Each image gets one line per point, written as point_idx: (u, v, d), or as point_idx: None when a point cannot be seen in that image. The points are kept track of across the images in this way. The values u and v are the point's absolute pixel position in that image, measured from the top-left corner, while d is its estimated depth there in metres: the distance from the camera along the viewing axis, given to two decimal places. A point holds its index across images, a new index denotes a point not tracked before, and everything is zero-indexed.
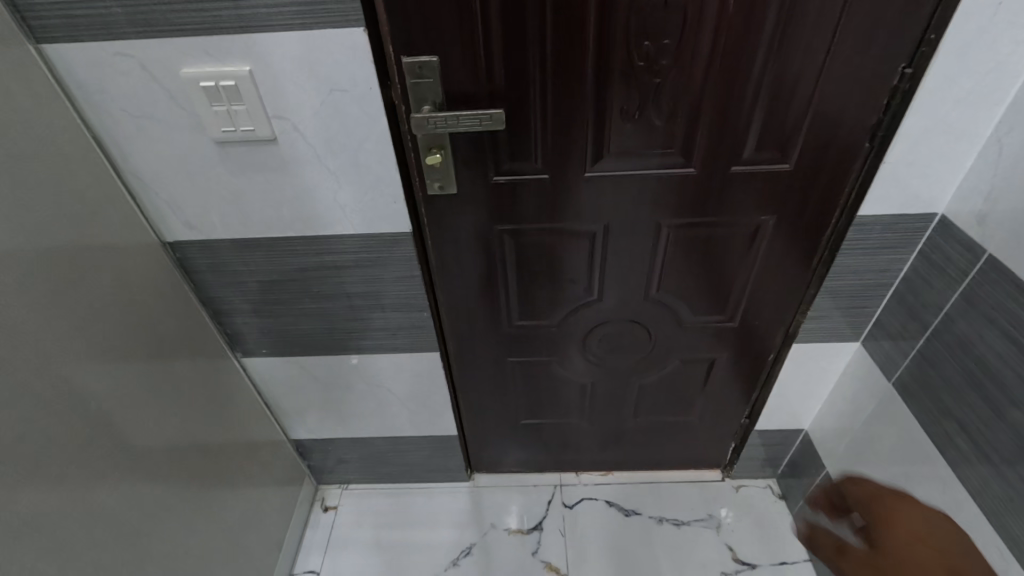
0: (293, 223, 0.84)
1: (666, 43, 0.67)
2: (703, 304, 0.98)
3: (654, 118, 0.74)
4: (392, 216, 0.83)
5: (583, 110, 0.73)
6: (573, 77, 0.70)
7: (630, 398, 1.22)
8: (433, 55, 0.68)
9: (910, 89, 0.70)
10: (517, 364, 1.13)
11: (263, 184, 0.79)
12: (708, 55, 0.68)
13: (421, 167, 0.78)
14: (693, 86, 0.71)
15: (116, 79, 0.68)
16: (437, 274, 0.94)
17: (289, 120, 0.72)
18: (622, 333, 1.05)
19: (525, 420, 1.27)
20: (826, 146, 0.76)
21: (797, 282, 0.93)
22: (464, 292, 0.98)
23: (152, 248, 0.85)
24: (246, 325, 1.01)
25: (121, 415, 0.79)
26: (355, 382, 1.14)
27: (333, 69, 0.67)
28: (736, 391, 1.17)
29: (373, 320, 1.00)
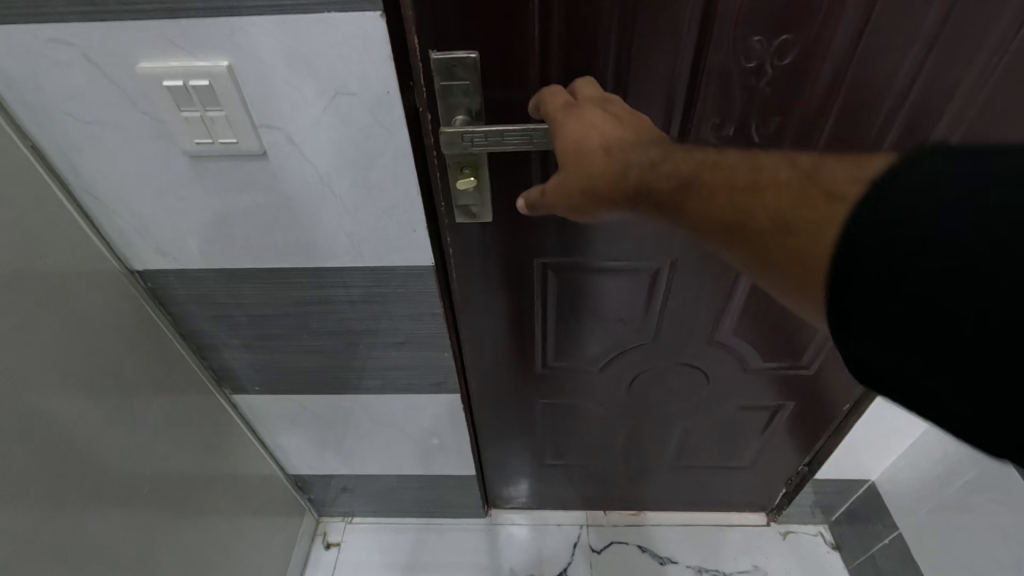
0: (288, 253, 0.68)
1: (787, 37, 0.50)
2: (777, 350, 0.83)
3: (753, 136, 0.57)
4: (410, 248, 0.67)
5: (662, 123, 0.56)
6: (653, 82, 0.53)
7: (674, 443, 1.07)
8: (472, 51, 0.52)
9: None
10: (548, 406, 0.98)
11: (250, 207, 0.63)
12: (841, 55, 0.51)
13: (449, 190, 0.62)
14: (811, 97, 0.54)
15: (53, 73, 0.52)
16: (462, 310, 0.79)
17: (281, 130, 0.56)
18: (674, 378, 0.90)
19: (552, 460, 1.13)
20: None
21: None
22: (492, 330, 0.82)
23: (113, 277, 0.70)
24: (235, 360, 0.86)
25: (64, 487, 0.65)
26: (361, 420, 0.99)
27: (338, 66, 0.51)
28: (798, 438, 1.02)
29: (384, 359, 0.85)
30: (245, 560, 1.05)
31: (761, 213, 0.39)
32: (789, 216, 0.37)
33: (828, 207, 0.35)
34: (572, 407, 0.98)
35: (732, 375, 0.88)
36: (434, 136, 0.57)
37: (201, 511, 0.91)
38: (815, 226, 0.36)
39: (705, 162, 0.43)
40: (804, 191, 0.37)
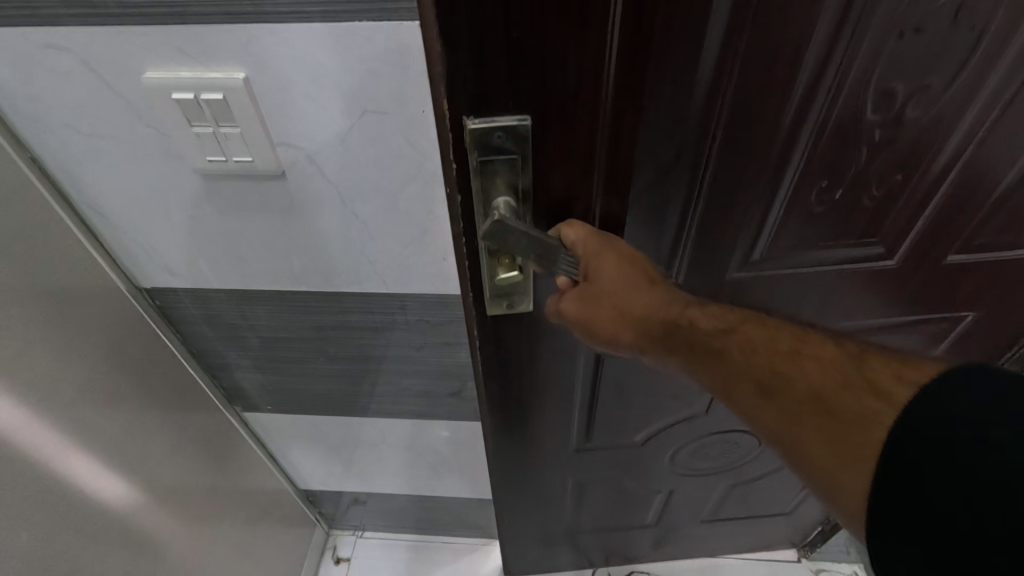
0: (305, 278, 0.63)
1: (930, 84, 0.43)
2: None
3: (864, 203, 0.50)
4: (440, 276, 0.61)
5: (761, 196, 0.48)
6: (755, 155, 0.45)
7: (714, 498, 1.01)
8: (521, 114, 0.38)
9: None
10: (582, 485, 0.91)
11: (265, 228, 0.57)
12: (982, 104, 0.44)
13: (482, 283, 0.48)
14: (938, 157, 0.48)
15: (50, 82, 0.46)
16: (496, 424, 0.70)
17: (303, 150, 0.50)
18: (721, 434, 0.85)
19: (578, 531, 1.06)
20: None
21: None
22: (530, 432, 0.74)
23: (119, 297, 0.65)
24: (247, 380, 0.81)
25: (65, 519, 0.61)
26: (377, 443, 0.94)
27: (368, 81, 0.44)
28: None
29: (404, 385, 0.79)
30: None
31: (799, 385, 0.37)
32: (831, 396, 0.35)
33: (864, 394, 0.33)
34: (609, 482, 0.92)
35: None
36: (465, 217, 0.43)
37: (206, 534, 0.87)
38: (856, 409, 0.33)
39: (730, 314, 0.42)
40: (843, 369, 0.35)
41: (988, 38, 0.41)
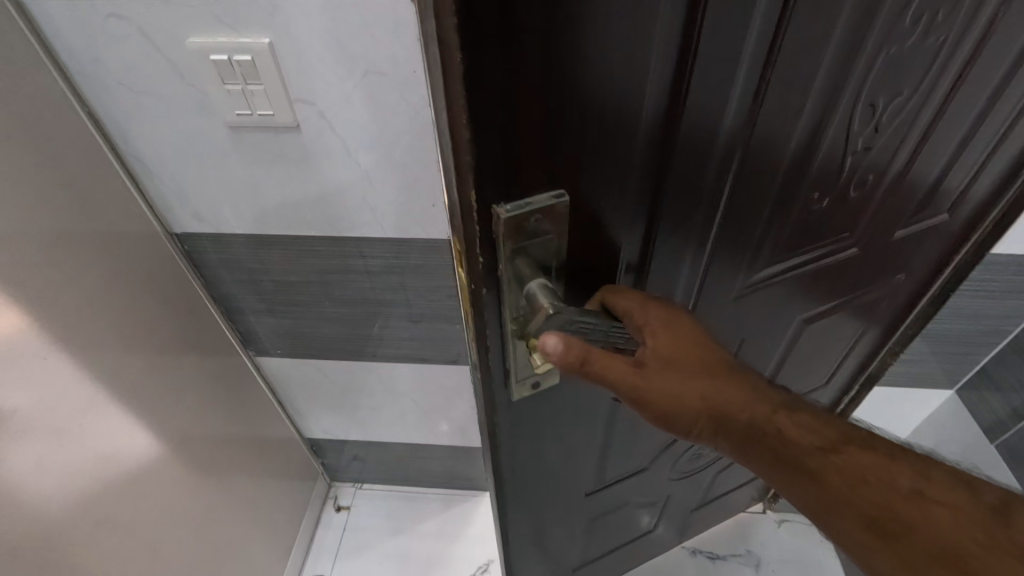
0: (315, 224, 0.73)
1: (897, 94, 0.52)
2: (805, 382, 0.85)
3: (841, 198, 0.58)
4: (430, 222, 0.72)
5: (766, 208, 0.55)
6: (766, 176, 0.52)
7: (704, 488, 1.10)
8: (555, 194, 0.42)
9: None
10: (593, 519, 0.95)
11: (281, 177, 0.68)
12: (933, 109, 0.54)
13: (514, 361, 0.52)
14: (897, 153, 0.57)
15: (110, 46, 0.57)
16: (531, 473, 0.72)
17: (315, 106, 0.60)
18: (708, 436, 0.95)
19: (589, 564, 1.08)
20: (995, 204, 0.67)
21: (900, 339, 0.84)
22: (555, 477, 0.77)
23: (156, 240, 0.75)
24: (261, 325, 0.92)
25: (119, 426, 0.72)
26: (376, 389, 1.05)
27: (369, 47, 0.55)
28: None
29: (401, 329, 0.90)
30: (263, 515, 1.12)
31: (906, 515, 0.45)
32: (939, 534, 0.44)
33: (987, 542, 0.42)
34: (618, 506, 0.97)
35: None
36: (498, 306, 0.47)
37: (223, 465, 0.98)
38: (964, 547, 0.43)
39: (834, 433, 0.50)
40: (961, 502, 0.45)
41: (941, 57, 0.50)
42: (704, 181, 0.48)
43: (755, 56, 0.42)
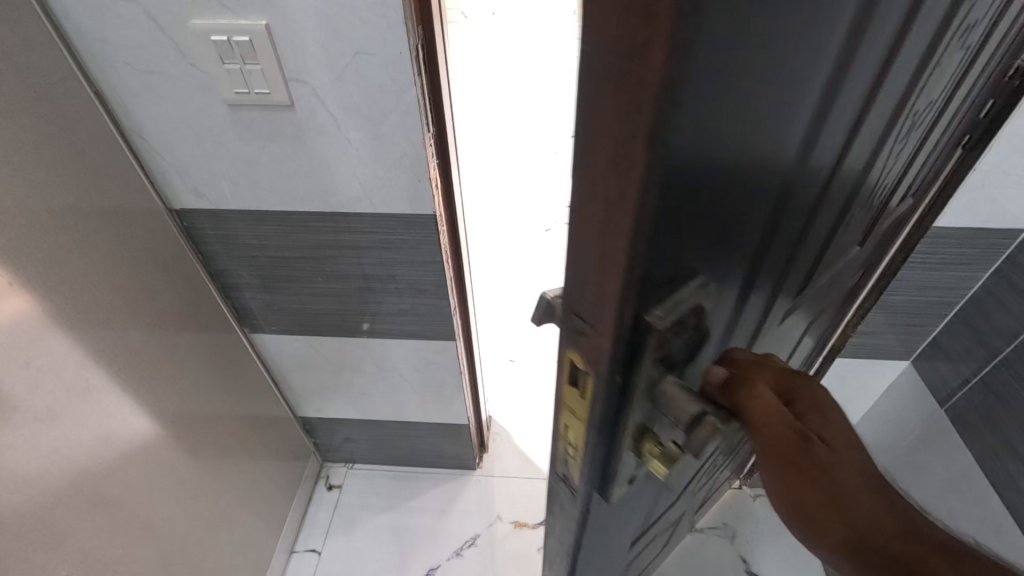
0: (308, 199, 0.78)
1: (930, 100, 0.48)
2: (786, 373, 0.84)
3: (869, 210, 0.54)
4: (416, 197, 0.76)
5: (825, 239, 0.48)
6: (837, 204, 0.45)
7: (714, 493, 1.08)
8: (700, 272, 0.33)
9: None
10: (635, 562, 0.86)
11: (277, 153, 0.72)
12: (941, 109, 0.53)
13: (621, 463, 0.42)
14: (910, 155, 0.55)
15: (118, 27, 0.61)
16: (595, 552, 0.61)
17: (307, 85, 0.65)
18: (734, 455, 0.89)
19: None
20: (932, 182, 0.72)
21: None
22: (618, 545, 0.66)
23: (157, 215, 0.80)
24: (256, 300, 0.96)
25: (119, 390, 0.76)
26: (367, 366, 1.09)
27: (358, 29, 0.60)
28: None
29: (391, 305, 0.94)
30: (258, 489, 1.16)
31: None
32: None
33: None
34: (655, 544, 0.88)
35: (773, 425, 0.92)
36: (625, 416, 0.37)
37: (219, 437, 1.02)
38: None
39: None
40: None
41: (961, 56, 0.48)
42: (800, 226, 0.41)
43: (868, 70, 0.35)
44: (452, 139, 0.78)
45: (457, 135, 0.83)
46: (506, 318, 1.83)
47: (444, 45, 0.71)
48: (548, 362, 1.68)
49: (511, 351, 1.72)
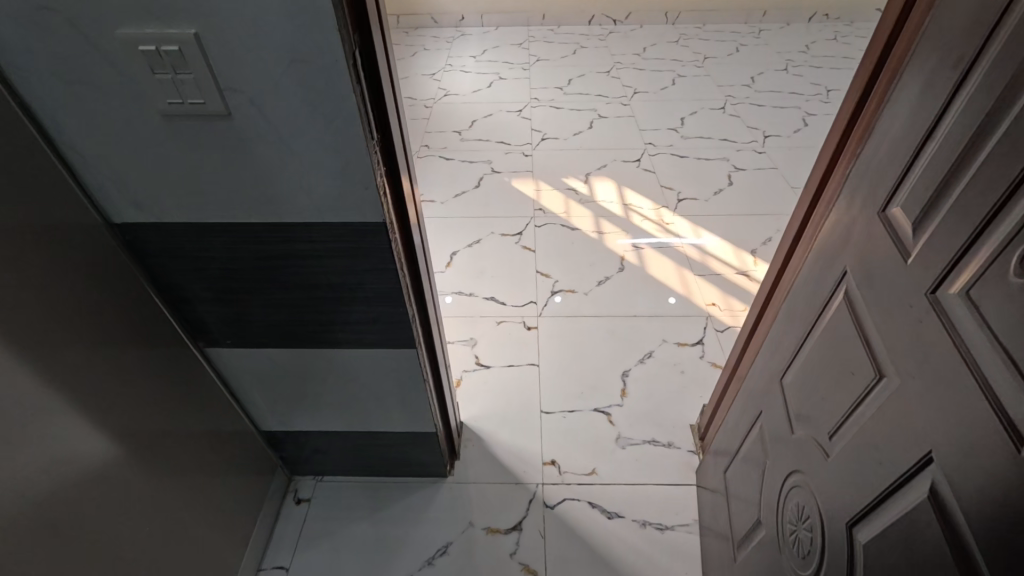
0: (254, 210, 0.76)
1: None
2: (798, 400, 0.81)
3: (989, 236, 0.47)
4: (364, 204, 0.75)
5: None
6: None
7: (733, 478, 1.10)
8: None
9: (881, 79, 0.68)
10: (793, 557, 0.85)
11: (219, 164, 0.71)
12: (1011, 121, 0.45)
13: None
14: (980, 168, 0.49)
15: (43, 39, 0.59)
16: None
17: (243, 94, 0.64)
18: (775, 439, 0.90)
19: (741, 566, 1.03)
20: (849, 181, 0.71)
21: (786, 304, 0.89)
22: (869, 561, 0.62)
23: (96, 231, 0.77)
24: (209, 314, 0.94)
25: (62, 409, 0.74)
26: (327, 376, 1.08)
27: (291, 36, 0.59)
28: (742, 411, 1.08)
29: (347, 315, 0.93)
30: (222, 505, 1.14)
31: None
32: None
33: None
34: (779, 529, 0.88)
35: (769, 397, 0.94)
36: None
37: (178, 457, 0.99)
38: None
39: None
40: None
41: None
42: None
43: None
44: (398, 141, 0.78)
45: (405, 139, 0.82)
46: (476, 322, 1.82)
47: (384, 50, 0.70)
48: (518, 366, 1.68)
49: (481, 356, 1.71)
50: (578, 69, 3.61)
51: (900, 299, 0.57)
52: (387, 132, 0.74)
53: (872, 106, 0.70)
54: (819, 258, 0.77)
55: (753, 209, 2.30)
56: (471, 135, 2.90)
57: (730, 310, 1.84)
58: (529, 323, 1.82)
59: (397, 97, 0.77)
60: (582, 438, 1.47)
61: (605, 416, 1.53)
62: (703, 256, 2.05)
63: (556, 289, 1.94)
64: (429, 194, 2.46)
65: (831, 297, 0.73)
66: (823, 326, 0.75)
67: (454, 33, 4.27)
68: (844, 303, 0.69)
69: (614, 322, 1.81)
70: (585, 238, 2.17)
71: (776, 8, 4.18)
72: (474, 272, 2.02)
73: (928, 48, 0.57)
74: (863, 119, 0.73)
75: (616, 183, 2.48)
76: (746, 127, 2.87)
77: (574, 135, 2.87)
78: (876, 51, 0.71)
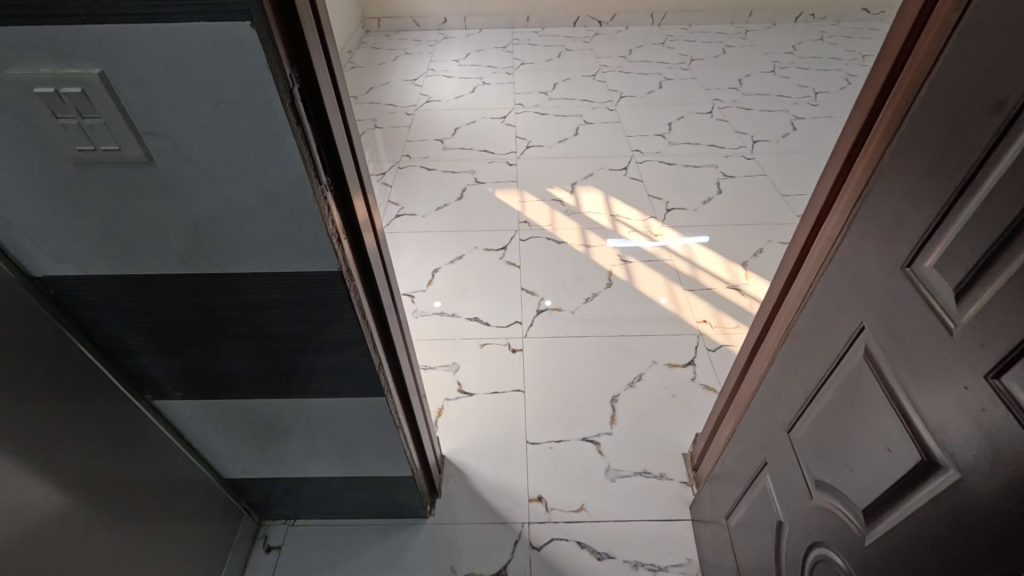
0: (191, 260, 0.68)
1: None
2: (815, 459, 0.73)
3: None
4: (313, 252, 0.67)
5: None
6: None
7: (739, 522, 1.02)
8: None
9: (888, 114, 0.62)
10: None
11: (144, 213, 0.62)
12: None
13: None
14: None
15: None
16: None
17: (165, 138, 0.55)
18: (785, 495, 0.82)
19: None
20: (856, 226, 0.64)
21: (786, 347, 0.82)
22: None
23: (11, 287, 0.68)
24: (155, 366, 0.85)
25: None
26: (291, 425, 0.99)
27: (213, 74, 0.50)
28: (741, 453, 1.01)
29: (308, 365, 0.85)
30: (182, 564, 1.05)
31: None
32: None
33: None
34: None
35: (773, 447, 0.87)
36: None
37: (124, 519, 0.90)
38: None
39: None
40: None
41: None
42: None
43: None
44: (353, 179, 0.70)
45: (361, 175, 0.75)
46: (458, 346, 1.74)
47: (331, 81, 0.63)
48: (502, 392, 1.60)
49: (463, 383, 1.63)
50: (563, 72, 3.54)
51: (950, 376, 0.50)
52: (342, 172, 0.67)
53: (879, 143, 0.63)
54: (826, 305, 0.70)
55: (743, 219, 2.24)
56: (454, 143, 2.81)
57: (721, 327, 1.78)
58: (513, 345, 1.74)
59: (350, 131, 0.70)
60: (570, 471, 1.40)
61: (594, 446, 1.45)
62: (694, 270, 1.99)
63: (542, 307, 1.87)
64: (409, 207, 2.37)
65: (848, 352, 0.66)
66: (840, 383, 0.68)
67: (436, 36, 4.18)
68: (867, 362, 0.62)
69: (602, 343, 1.74)
70: (571, 252, 2.10)
71: (762, 8, 4.14)
72: (456, 291, 1.94)
73: (946, 88, 0.50)
74: (866, 156, 0.66)
75: (602, 193, 2.41)
76: (735, 132, 2.81)
77: (559, 142, 2.79)
78: (878, 81, 0.64)
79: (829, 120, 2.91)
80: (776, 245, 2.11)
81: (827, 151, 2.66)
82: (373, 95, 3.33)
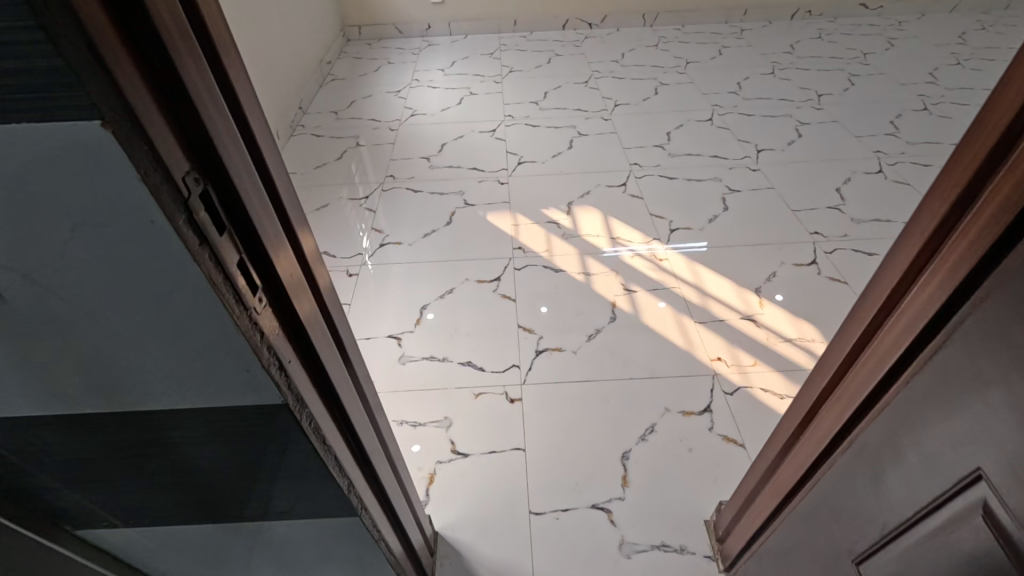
0: (88, 401, 0.51)
1: None
2: None
3: None
4: (245, 385, 0.51)
5: None
6: None
7: None
8: None
9: (1007, 189, 0.47)
10: None
11: (8, 353, 0.46)
12: None
13: None
14: None
15: None
16: None
17: (15, 271, 0.39)
18: None
19: None
20: (968, 335, 0.49)
21: (857, 453, 0.67)
22: None
23: None
24: (69, 500, 0.69)
25: None
26: (252, 544, 0.83)
27: (62, 191, 0.34)
28: (795, 555, 0.86)
29: (262, 492, 0.69)
30: None
31: None
32: None
33: None
34: None
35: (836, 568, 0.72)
36: None
37: None
38: None
39: None
40: None
41: None
42: None
43: None
44: (296, 281, 0.55)
45: (311, 269, 0.60)
46: (450, 396, 1.58)
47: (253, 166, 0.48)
48: (500, 451, 1.44)
49: (457, 441, 1.47)
50: (554, 80, 3.38)
51: None
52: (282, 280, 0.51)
53: (997, 225, 0.48)
54: (918, 424, 0.55)
55: (752, 238, 2.09)
56: (441, 161, 2.65)
57: (737, 366, 1.63)
58: (511, 395, 1.58)
59: (291, 221, 0.55)
60: (579, 546, 1.25)
61: (605, 514, 1.30)
62: (703, 299, 1.84)
63: (541, 347, 1.71)
64: (394, 235, 2.21)
65: (951, 496, 0.50)
66: (935, 531, 0.52)
67: (421, 43, 4.00)
68: (977, 519, 0.47)
69: (607, 388, 1.59)
70: (571, 282, 1.94)
71: (758, 5, 4.00)
72: (447, 331, 1.78)
73: None
74: (968, 239, 0.51)
75: (601, 214, 2.25)
76: (737, 141, 2.66)
77: (552, 157, 2.63)
78: (984, 145, 0.49)
79: (835, 125, 2.77)
80: (789, 268, 1.96)
81: (836, 159, 2.51)
82: (355, 110, 3.16)
